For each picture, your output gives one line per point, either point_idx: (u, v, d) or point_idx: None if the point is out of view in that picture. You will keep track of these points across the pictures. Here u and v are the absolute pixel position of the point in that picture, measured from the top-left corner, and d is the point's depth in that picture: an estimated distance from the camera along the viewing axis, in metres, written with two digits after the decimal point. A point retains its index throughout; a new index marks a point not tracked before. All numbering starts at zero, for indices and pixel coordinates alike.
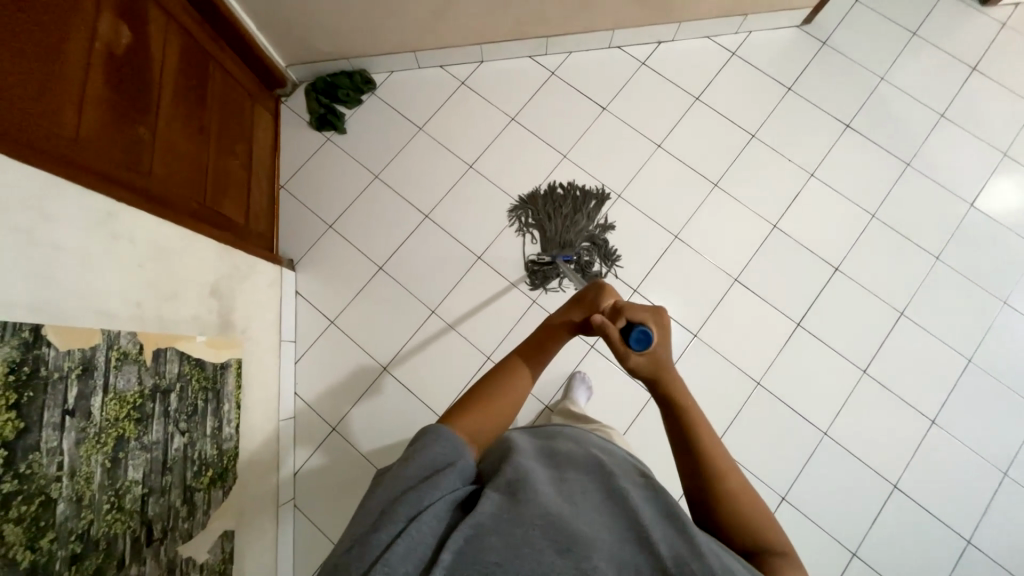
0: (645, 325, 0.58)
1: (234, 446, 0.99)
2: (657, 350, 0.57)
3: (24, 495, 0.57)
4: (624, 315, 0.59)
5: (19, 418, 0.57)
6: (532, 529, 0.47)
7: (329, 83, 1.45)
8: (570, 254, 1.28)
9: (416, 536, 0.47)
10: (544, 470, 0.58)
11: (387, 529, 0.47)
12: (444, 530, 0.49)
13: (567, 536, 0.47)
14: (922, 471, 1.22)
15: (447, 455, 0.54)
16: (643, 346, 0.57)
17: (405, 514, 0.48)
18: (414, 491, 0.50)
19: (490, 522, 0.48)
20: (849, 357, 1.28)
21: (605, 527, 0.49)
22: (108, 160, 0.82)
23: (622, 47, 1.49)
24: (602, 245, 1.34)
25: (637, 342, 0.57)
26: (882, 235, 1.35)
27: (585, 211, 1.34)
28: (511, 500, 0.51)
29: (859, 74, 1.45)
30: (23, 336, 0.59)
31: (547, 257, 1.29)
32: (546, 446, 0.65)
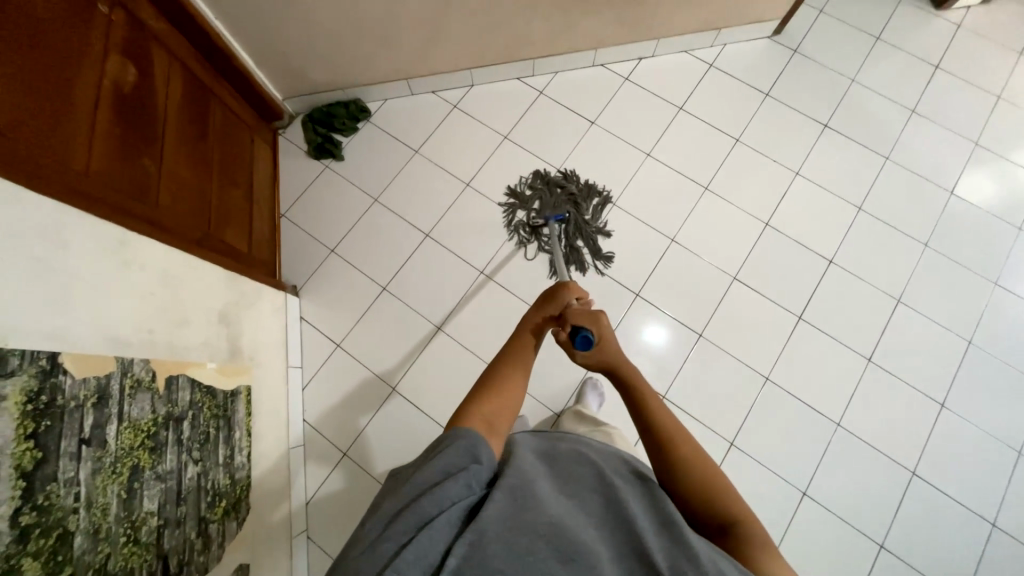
0: (587, 331, 0.68)
1: (246, 475, 0.97)
2: (602, 348, 0.67)
3: (42, 528, 0.55)
4: (569, 323, 0.71)
5: (37, 447, 0.56)
6: (537, 537, 0.47)
7: (325, 113, 1.49)
8: (562, 214, 1.26)
9: (426, 543, 0.46)
10: (544, 473, 0.56)
11: (395, 540, 0.47)
12: (455, 534, 0.48)
13: (572, 547, 0.47)
14: (938, 456, 1.22)
15: (459, 459, 0.53)
16: (589, 346, 0.68)
17: (415, 524, 0.48)
18: (422, 499, 0.50)
19: (495, 532, 0.47)
20: (853, 346, 1.30)
21: (603, 539, 0.49)
22: (118, 192, 0.83)
23: (605, 65, 1.56)
24: (594, 241, 1.31)
25: (582, 344, 0.68)
26: (871, 227, 1.40)
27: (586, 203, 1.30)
28: (515, 503, 0.50)
29: (831, 77, 1.53)
30: (40, 363, 0.59)
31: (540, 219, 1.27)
32: (546, 446, 0.63)
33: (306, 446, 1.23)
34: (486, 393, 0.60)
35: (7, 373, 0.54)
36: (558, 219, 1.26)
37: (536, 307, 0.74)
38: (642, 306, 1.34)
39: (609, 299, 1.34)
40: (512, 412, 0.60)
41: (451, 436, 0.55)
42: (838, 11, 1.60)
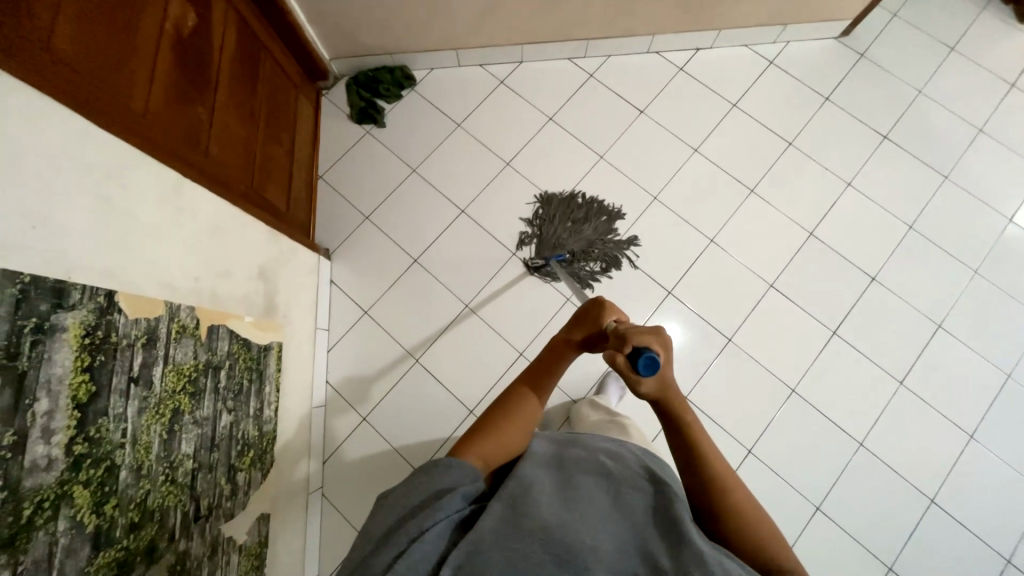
0: (652, 352, 0.56)
1: (273, 428, 1.00)
2: (665, 375, 0.57)
3: (93, 458, 0.57)
4: (630, 342, 0.58)
5: (92, 381, 0.58)
6: (532, 543, 0.47)
7: (370, 78, 1.47)
8: (562, 254, 1.31)
9: (419, 555, 0.46)
10: (550, 476, 0.57)
11: (388, 552, 0.47)
12: (446, 547, 0.48)
13: (569, 552, 0.47)
14: (959, 486, 1.19)
15: (454, 480, 0.54)
16: (653, 372, 0.56)
17: (407, 536, 0.48)
18: (419, 514, 0.51)
19: (491, 538, 0.47)
20: (886, 368, 1.27)
21: (607, 540, 0.49)
22: (172, 137, 0.83)
23: (661, 52, 1.50)
24: (609, 255, 1.33)
25: (646, 368, 0.56)
26: (919, 246, 1.35)
27: (595, 225, 1.35)
28: (513, 513, 0.50)
29: (898, 86, 1.46)
30: (98, 300, 0.59)
31: (540, 259, 1.31)
32: (555, 451, 0.62)
33: (326, 407, 1.25)
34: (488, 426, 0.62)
35: (69, 307, 0.55)
36: (559, 258, 1.31)
37: (567, 327, 0.73)
38: (673, 305, 1.31)
39: (639, 294, 1.32)
40: (509, 451, 0.61)
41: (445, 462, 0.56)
42: (914, 16, 1.51)
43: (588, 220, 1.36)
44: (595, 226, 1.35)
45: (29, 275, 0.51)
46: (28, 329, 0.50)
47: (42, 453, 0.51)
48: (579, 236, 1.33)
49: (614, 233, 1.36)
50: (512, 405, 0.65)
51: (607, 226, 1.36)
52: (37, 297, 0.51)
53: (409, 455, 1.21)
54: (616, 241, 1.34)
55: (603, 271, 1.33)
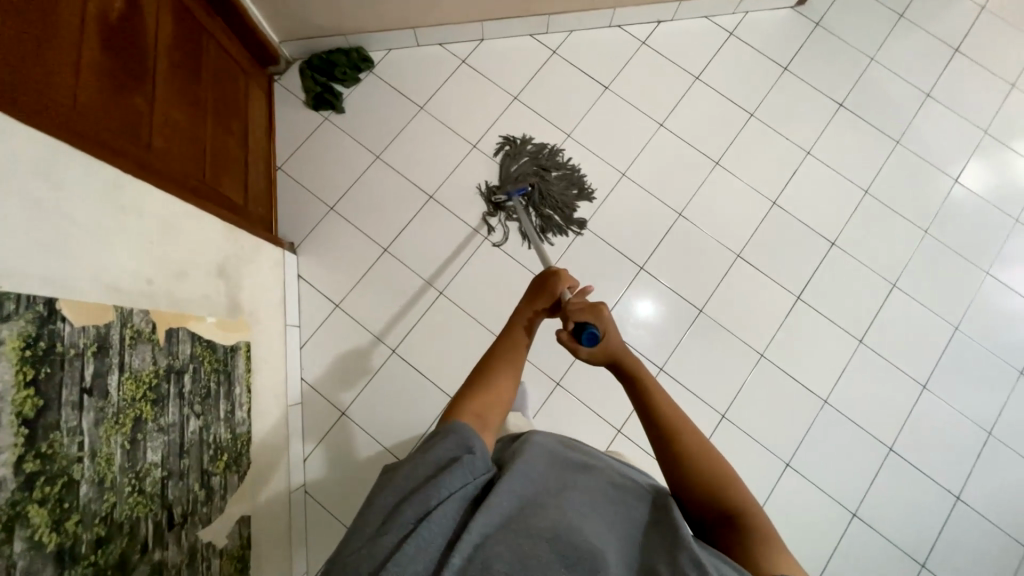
0: (592, 326, 0.64)
1: (247, 430, 0.97)
2: (606, 343, 0.63)
3: (47, 475, 0.54)
4: (570, 320, 0.66)
5: (38, 395, 0.54)
6: (539, 542, 0.47)
7: (325, 60, 1.40)
8: (525, 189, 1.31)
9: (426, 536, 0.46)
10: (557, 483, 0.55)
11: (393, 533, 0.47)
12: (458, 527, 0.49)
13: (574, 550, 0.47)
14: (914, 433, 1.28)
15: (455, 449, 0.53)
16: (595, 342, 0.64)
17: (413, 517, 0.48)
18: (419, 492, 0.49)
19: (498, 534, 0.48)
20: (847, 328, 1.33)
21: (600, 540, 0.49)
22: (109, 131, 0.77)
23: (623, 26, 1.49)
24: (566, 211, 1.35)
25: (588, 341, 0.64)
26: (875, 210, 1.40)
27: (558, 184, 1.36)
28: (520, 509, 0.51)
29: (852, 54, 1.50)
30: (37, 309, 0.55)
31: (502, 193, 1.32)
32: (561, 457, 0.60)
33: (303, 404, 1.22)
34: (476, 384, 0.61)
35: (4, 318, 0.51)
36: (520, 193, 1.31)
37: (528, 300, 0.72)
38: (645, 279, 1.34)
39: (612, 272, 1.34)
40: (503, 403, 0.60)
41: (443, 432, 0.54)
42: None
43: (556, 177, 1.37)
44: (559, 187, 1.35)
45: None
46: None
47: None
48: (543, 182, 1.35)
49: (573, 210, 1.35)
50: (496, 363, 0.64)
51: (573, 201, 1.36)
52: None
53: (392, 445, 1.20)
54: (573, 209, 1.35)
55: (554, 232, 1.35)
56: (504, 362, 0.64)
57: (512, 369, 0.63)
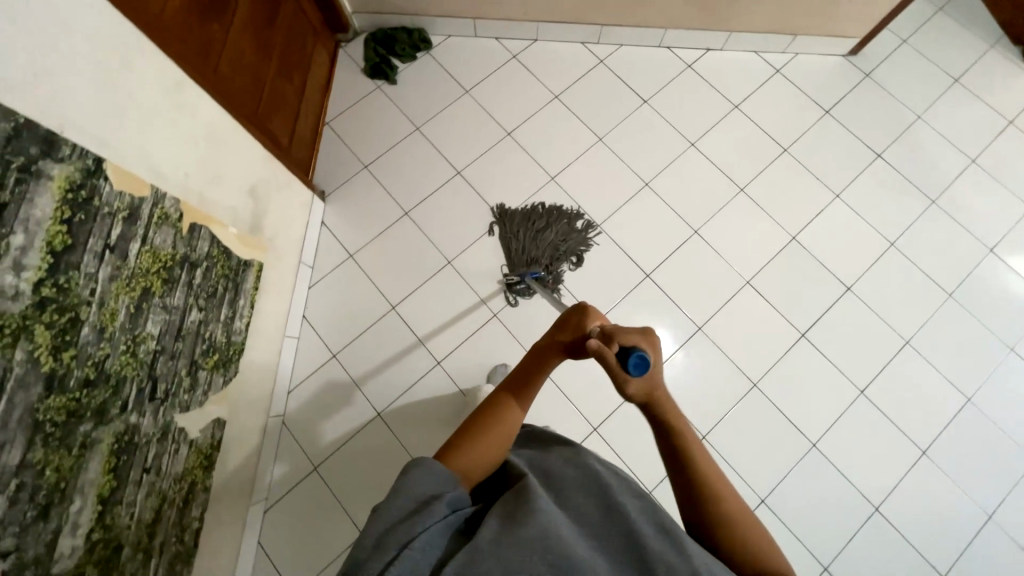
0: (640, 350, 0.53)
1: (242, 341, 1.03)
2: (655, 378, 0.53)
3: (59, 305, 0.61)
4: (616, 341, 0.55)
5: (69, 234, 0.61)
6: (533, 554, 0.44)
7: (388, 36, 1.52)
8: (536, 270, 1.29)
9: (409, 562, 0.43)
10: (545, 491, 0.53)
11: (380, 557, 0.43)
12: (441, 559, 0.45)
13: (565, 558, 0.44)
14: (904, 497, 1.20)
15: (439, 486, 0.51)
16: (642, 372, 0.52)
17: (398, 543, 0.44)
18: (407, 520, 0.46)
19: (488, 548, 0.44)
20: (848, 376, 1.28)
21: (587, 552, 0.46)
22: (185, 45, 0.88)
23: (672, 48, 1.54)
24: (572, 241, 1.35)
25: (636, 368, 0.52)
26: (897, 263, 1.37)
27: (558, 226, 1.35)
28: (509, 526, 0.47)
29: (899, 109, 1.49)
30: (86, 162, 0.63)
31: (516, 277, 1.30)
32: (551, 466, 0.57)
33: (299, 339, 1.28)
34: (467, 435, 0.58)
35: (58, 158, 0.59)
36: (534, 275, 1.29)
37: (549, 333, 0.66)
38: (650, 287, 1.34)
39: (618, 277, 1.35)
40: (491, 463, 0.58)
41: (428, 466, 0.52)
42: (922, 45, 1.55)
43: (552, 221, 1.36)
44: (557, 230, 1.34)
45: (25, 118, 0.55)
46: (15, 167, 0.54)
47: (10, 282, 0.55)
48: (545, 243, 1.33)
49: (579, 233, 1.36)
50: (492, 415, 0.60)
51: (574, 229, 1.36)
52: (28, 139, 0.56)
53: (375, 400, 1.24)
54: (576, 232, 1.36)
55: (569, 265, 1.35)
56: (502, 417, 0.60)
57: (507, 426, 0.60)
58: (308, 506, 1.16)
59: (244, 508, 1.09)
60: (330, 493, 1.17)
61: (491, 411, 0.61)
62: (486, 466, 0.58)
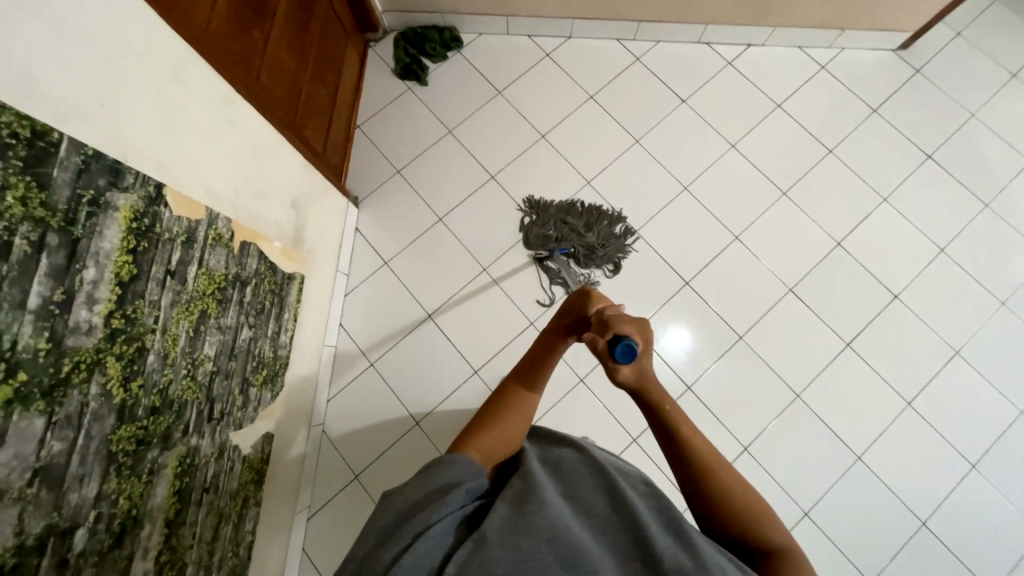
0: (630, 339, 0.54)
1: (287, 354, 1.03)
2: (644, 365, 0.54)
3: (127, 335, 0.60)
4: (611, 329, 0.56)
5: (134, 264, 0.60)
6: (538, 543, 0.43)
7: (419, 35, 1.49)
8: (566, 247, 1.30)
9: (423, 550, 0.42)
10: (550, 482, 0.51)
11: (393, 545, 0.43)
12: (451, 546, 0.44)
13: (573, 548, 0.43)
14: (952, 513, 1.18)
15: (459, 475, 0.51)
16: (631, 359, 0.54)
17: (411, 532, 0.44)
18: (422, 511, 0.46)
19: (496, 536, 0.43)
20: (894, 387, 1.25)
21: (597, 545, 0.44)
22: (230, 56, 0.86)
23: (711, 44, 1.49)
24: (611, 245, 1.33)
25: (622, 356, 0.53)
26: (947, 270, 1.32)
27: (597, 227, 1.34)
28: (517, 515, 0.46)
29: (951, 106, 1.43)
30: (148, 189, 0.62)
31: (544, 252, 1.31)
32: (564, 463, 0.55)
33: (337, 347, 1.28)
34: (484, 422, 0.58)
35: (123, 188, 0.58)
36: (562, 251, 1.30)
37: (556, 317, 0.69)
38: (689, 295, 1.31)
39: (656, 284, 1.32)
40: (508, 443, 0.57)
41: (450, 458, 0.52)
42: (979, 38, 1.47)
43: (592, 220, 1.35)
44: (598, 232, 1.33)
45: (92, 149, 0.54)
46: (84, 201, 0.53)
47: (84, 317, 0.54)
48: (582, 237, 1.32)
49: (619, 240, 1.34)
50: (508, 400, 0.60)
51: (615, 234, 1.34)
52: (96, 171, 0.54)
53: (416, 411, 1.23)
54: (617, 238, 1.34)
55: (603, 269, 1.33)
56: (517, 402, 0.60)
57: (524, 410, 0.60)
58: (346, 512, 1.17)
59: (290, 514, 1.10)
60: (371, 499, 1.18)
61: (505, 396, 0.61)
62: (504, 446, 0.56)
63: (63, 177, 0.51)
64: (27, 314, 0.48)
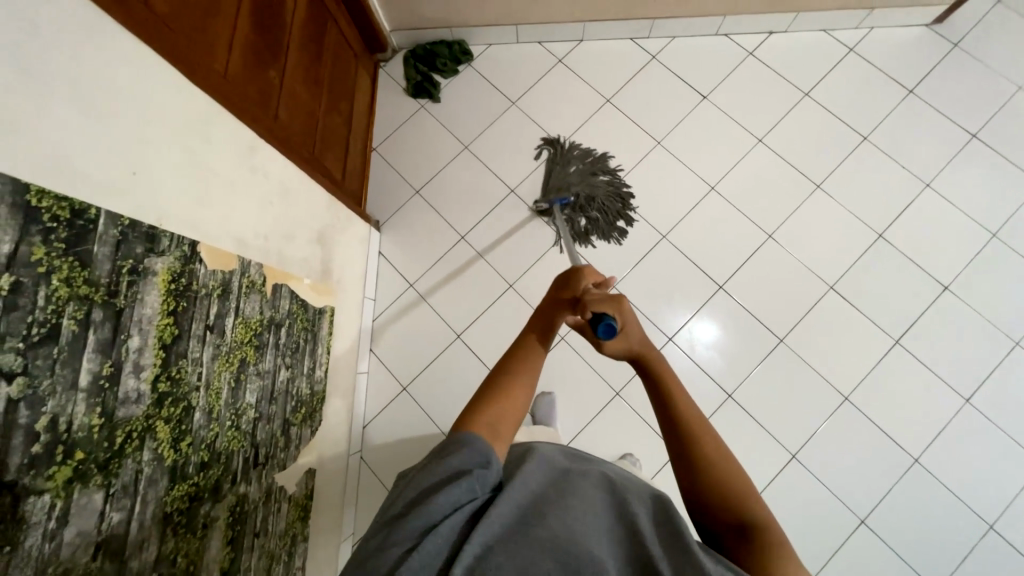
0: (610, 317, 0.54)
1: (323, 389, 1.03)
2: (630, 338, 0.53)
3: (174, 397, 0.61)
4: (588, 309, 0.55)
5: (175, 325, 0.60)
6: (541, 551, 0.41)
7: (428, 51, 1.47)
8: (566, 198, 1.28)
9: (429, 552, 0.40)
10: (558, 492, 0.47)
11: (396, 547, 0.41)
12: (455, 546, 0.42)
13: (579, 559, 0.41)
14: (1022, 517, 1.11)
15: (468, 462, 0.46)
16: (614, 335, 0.53)
17: (414, 532, 0.41)
18: (425, 500, 0.43)
19: (501, 543, 0.42)
20: (951, 384, 1.19)
21: (612, 561, 0.42)
22: (249, 98, 0.85)
23: (730, 35, 1.43)
24: (610, 216, 1.31)
25: (605, 333, 0.53)
26: (1003, 258, 1.24)
27: (602, 188, 1.32)
28: (523, 519, 0.44)
29: (995, 81, 1.34)
30: (184, 249, 0.62)
31: (544, 203, 1.30)
32: (568, 465, 0.52)
33: (369, 373, 1.28)
34: (488, 394, 0.51)
35: (159, 252, 0.58)
36: (562, 202, 1.29)
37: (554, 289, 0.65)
38: (723, 300, 1.27)
39: (687, 288, 1.28)
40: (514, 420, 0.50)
41: (457, 445, 0.46)
42: (1022, 6, 1.38)
43: (600, 182, 1.33)
44: (602, 197, 1.31)
45: (128, 218, 0.54)
46: (125, 270, 0.53)
47: (132, 386, 0.54)
48: (585, 188, 1.31)
49: (617, 219, 1.32)
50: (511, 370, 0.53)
51: (616, 208, 1.32)
52: (134, 240, 0.54)
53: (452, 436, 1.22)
54: (616, 215, 1.32)
55: (596, 234, 1.32)
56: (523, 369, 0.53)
57: (530, 379, 0.53)
58: None
59: (335, 545, 1.11)
60: None
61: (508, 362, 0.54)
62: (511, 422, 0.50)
63: (104, 251, 0.51)
64: (79, 393, 0.48)
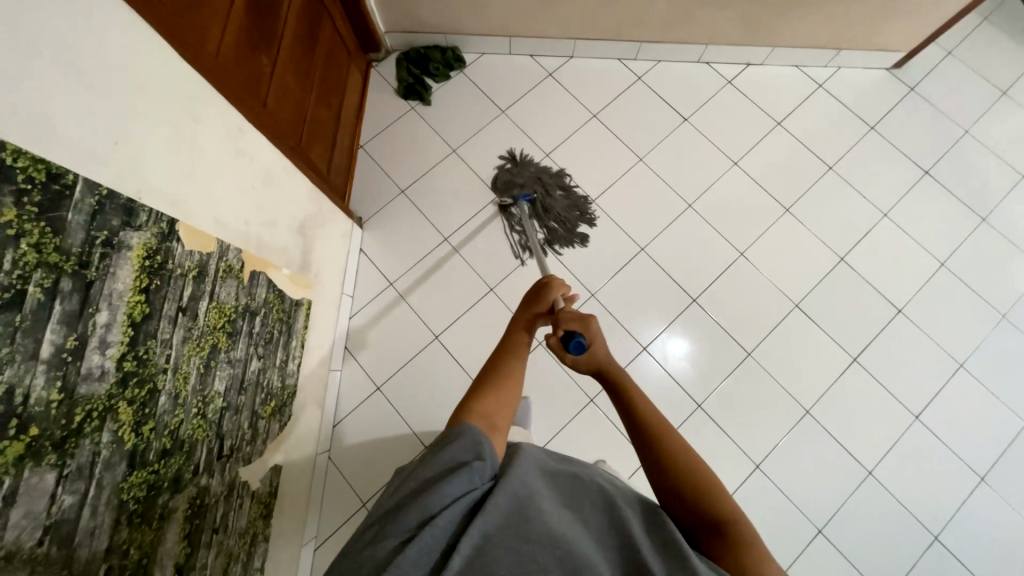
0: (579, 335, 0.59)
1: (295, 383, 1.01)
2: (596, 353, 0.58)
3: (140, 378, 0.58)
4: (561, 327, 0.61)
5: (146, 303, 0.58)
6: (535, 548, 0.41)
7: (421, 54, 1.49)
8: (530, 194, 1.34)
9: (425, 542, 0.41)
10: (551, 493, 0.47)
11: (387, 546, 0.41)
12: (453, 538, 0.42)
13: (572, 556, 0.41)
14: (963, 529, 1.18)
15: (464, 452, 0.46)
16: (582, 351, 0.59)
17: (411, 524, 0.42)
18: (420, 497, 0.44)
19: (497, 536, 0.42)
20: (902, 401, 1.26)
21: (603, 559, 0.42)
22: (240, 83, 0.85)
23: (711, 63, 1.51)
24: (569, 223, 1.35)
25: (575, 349, 0.59)
26: (950, 285, 1.34)
27: (564, 197, 1.37)
28: (517, 515, 0.44)
29: (945, 123, 1.46)
30: (161, 226, 0.60)
31: (508, 198, 1.35)
32: (558, 465, 0.52)
33: (343, 371, 1.25)
34: (482, 388, 0.53)
35: (136, 226, 0.56)
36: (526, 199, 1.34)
37: (524, 305, 0.67)
38: (696, 312, 1.31)
39: (662, 300, 1.32)
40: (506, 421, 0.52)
41: (454, 433, 0.48)
42: (968, 56, 1.52)
43: (563, 194, 1.37)
44: (562, 205, 1.36)
45: (106, 189, 0.52)
46: (99, 242, 0.51)
47: (96, 363, 0.52)
48: (548, 197, 1.36)
49: (574, 227, 1.36)
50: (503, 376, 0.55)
51: (575, 220, 1.36)
52: (110, 212, 0.52)
53: (424, 437, 1.20)
54: (574, 228, 1.36)
55: (557, 242, 1.35)
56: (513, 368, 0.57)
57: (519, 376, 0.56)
58: None
59: (296, 549, 1.06)
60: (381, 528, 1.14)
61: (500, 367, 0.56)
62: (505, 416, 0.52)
63: (78, 220, 0.49)
64: (40, 364, 0.46)
